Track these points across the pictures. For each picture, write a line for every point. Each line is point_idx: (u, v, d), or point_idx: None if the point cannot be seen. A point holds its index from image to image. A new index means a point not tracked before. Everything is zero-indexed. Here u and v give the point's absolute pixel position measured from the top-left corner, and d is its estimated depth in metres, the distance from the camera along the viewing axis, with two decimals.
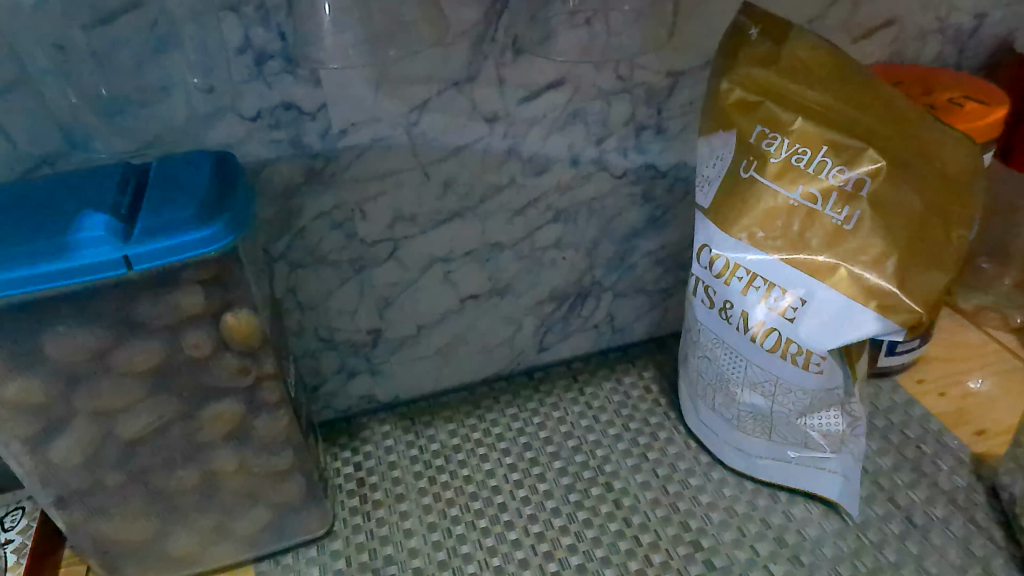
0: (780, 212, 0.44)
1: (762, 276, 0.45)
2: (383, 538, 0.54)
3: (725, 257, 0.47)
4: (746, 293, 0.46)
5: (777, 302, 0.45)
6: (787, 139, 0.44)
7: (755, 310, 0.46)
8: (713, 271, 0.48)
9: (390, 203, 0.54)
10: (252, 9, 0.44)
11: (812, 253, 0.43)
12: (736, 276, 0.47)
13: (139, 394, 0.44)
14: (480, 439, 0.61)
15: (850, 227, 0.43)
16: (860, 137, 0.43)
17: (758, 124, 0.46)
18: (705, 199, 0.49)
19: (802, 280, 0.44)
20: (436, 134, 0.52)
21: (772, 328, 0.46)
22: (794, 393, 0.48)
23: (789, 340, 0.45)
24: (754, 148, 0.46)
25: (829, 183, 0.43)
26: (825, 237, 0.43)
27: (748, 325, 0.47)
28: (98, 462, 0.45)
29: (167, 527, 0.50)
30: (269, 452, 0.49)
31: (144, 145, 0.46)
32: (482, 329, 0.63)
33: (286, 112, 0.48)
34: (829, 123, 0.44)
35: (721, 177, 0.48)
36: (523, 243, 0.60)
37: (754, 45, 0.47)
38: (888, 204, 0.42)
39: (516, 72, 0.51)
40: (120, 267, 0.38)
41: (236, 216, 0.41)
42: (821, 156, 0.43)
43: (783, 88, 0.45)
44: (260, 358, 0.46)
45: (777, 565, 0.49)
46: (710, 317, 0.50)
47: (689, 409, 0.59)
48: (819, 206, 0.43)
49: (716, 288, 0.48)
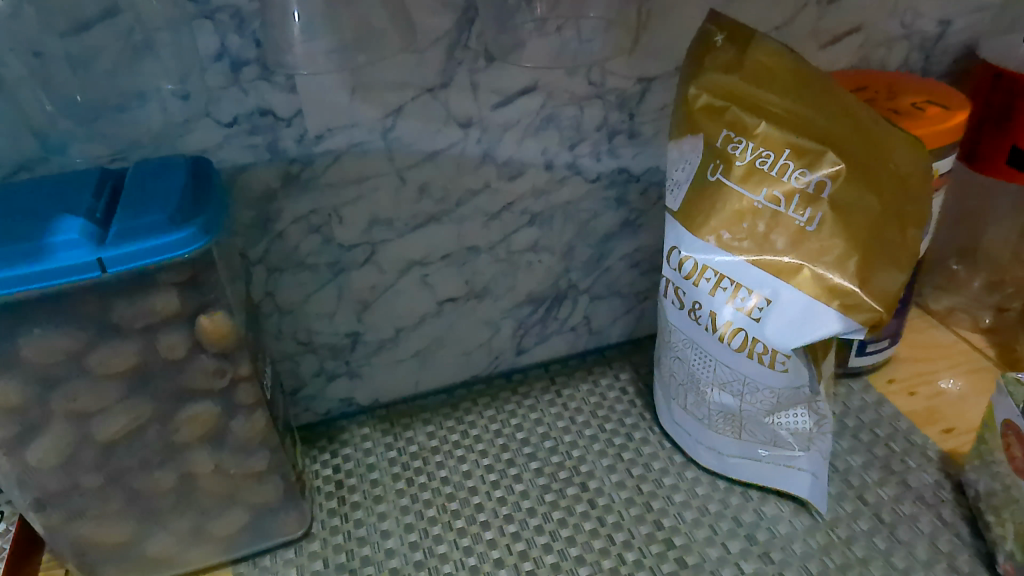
0: (746, 214, 0.45)
1: (729, 276, 0.46)
2: (361, 539, 0.54)
3: (693, 259, 0.48)
4: (714, 294, 0.47)
5: (743, 303, 0.46)
6: (752, 143, 0.46)
7: (722, 310, 0.47)
8: (682, 273, 0.49)
9: (366, 207, 0.55)
10: (228, 16, 0.45)
11: (777, 254, 0.44)
12: (705, 277, 0.48)
13: (116, 396, 0.44)
14: (458, 441, 0.62)
15: (812, 229, 0.44)
16: (820, 140, 0.44)
17: (724, 129, 0.47)
18: (675, 202, 0.50)
19: (767, 280, 0.45)
20: (411, 139, 0.53)
21: (739, 328, 0.47)
22: (761, 392, 0.49)
23: (755, 340, 0.46)
24: (720, 152, 0.47)
25: (791, 186, 0.44)
26: (790, 238, 0.44)
27: (717, 325, 0.48)
28: (75, 464, 0.45)
29: (145, 530, 0.50)
30: (245, 454, 0.49)
31: (122, 150, 0.47)
32: (460, 332, 0.64)
33: (262, 117, 0.49)
34: (791, 127, 0.45)
35: (689, 182, 0.49)
36: (500, 247, 0.60)
37: (719, 51, 0.48)
38: (849, 206, 0.43)
39: (489, 78, 0.52)
40: (95, 270, 0.39)
41: (212, 219, 0.42)
42: (784, 160, 0.44)
43: (747, 93, 0.47)
44: (236, 360, 0.46)
45: (748, 562, 0.50)
46: (680, 318, 0.51)
47: (664, 410, 0.59)
48: (782, 208, 0.44)
49: (685, 290, 0.49)
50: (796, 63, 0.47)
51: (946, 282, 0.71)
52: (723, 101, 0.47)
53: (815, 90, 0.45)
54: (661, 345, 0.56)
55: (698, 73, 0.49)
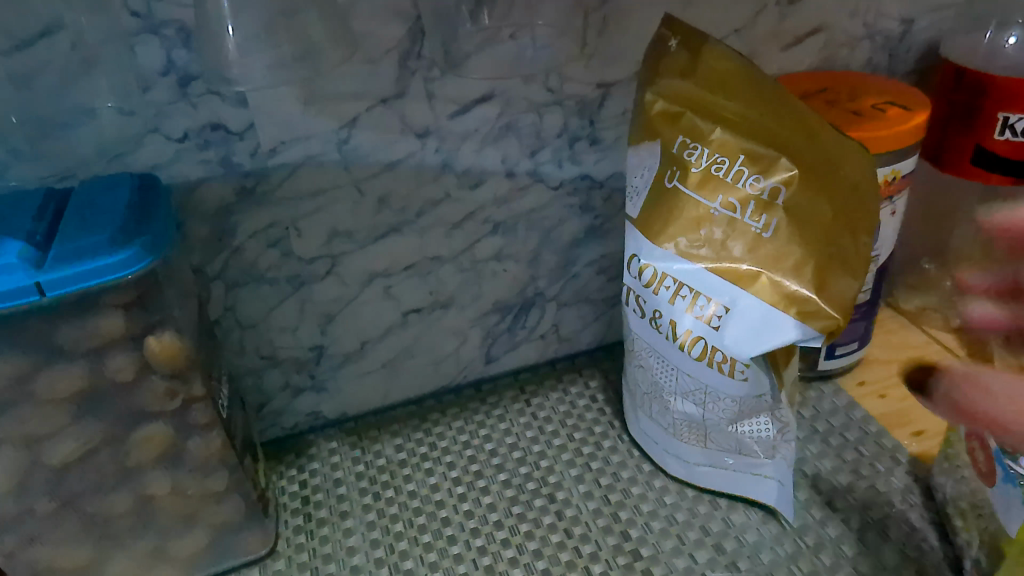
0: (702, 220, 0.45)
1: (688, 284, 0.46)
2: (326, 556, 0.53)
3: (653, 267, 0.47)
4: (673, 301, 0.47)
5: (702, 311, 0.45)
6: (707, 149, 0.45)
7: (682, 319, 0.47)
8: (642, 281, 0.48)
9: (325, 220, 0.54)
10: (173, 31, 0.44)
11: (734, 261, 0.44)
12: (664, 285, 0.47)
13: (65, 419, 0.43)
14: (426, 453, 0.61)
15: (768, 235, 0.43)
16: (773, 146, 0.43)
17: (680, 135, 0.46)
18: (635, 210, 0.49)
19: (724, 288, 0.44)
20: (368, 151, 0.52)
21: (699, 337, 0.46)
22: (723, 402, 0.48)
23: (715, 349, 0.46)
24: (676, 158, 0.46)
25: (746, 193, 0.44)
26: (746, 245, 0.44)
27: (676, 333, 0.47)
28: (25, 490, 0.44)
29: (104, 554, 0.49)
30: (203, 474, 0.49)
31: (70, 169, 0.46)
32: (427, 342, 0.63)
33: (213, 132, 0.48)
34: (744, 133, 0.44)
35: (648, 189, 0.48)
36: (464, 256, 0.60)
37: (674, 56, 0.48)
38: (803, 210, 0.42)
39: (445, 88, 0.52)
40: (34, 294, 0.38)
41: (156, 239, 0.41)
42: (739, 165, 0.44)
43: (700, 99, 0.46)
44: (188, 380, 0.46)
45: (715, 573, 0.49)
46: (641, 326, 0.50)
47: (632, 418, 0.59)
48: (737, 215, 0.44)
49: (645, 298, 0.49)
50: (747, 66, 0.46)
51: (918, 282, 0.70)
52: (679, 107, 0.46)
53: (767, 93, 0.44)
54: (627, 353, 0.56)
55: (654, 79, 0.48)
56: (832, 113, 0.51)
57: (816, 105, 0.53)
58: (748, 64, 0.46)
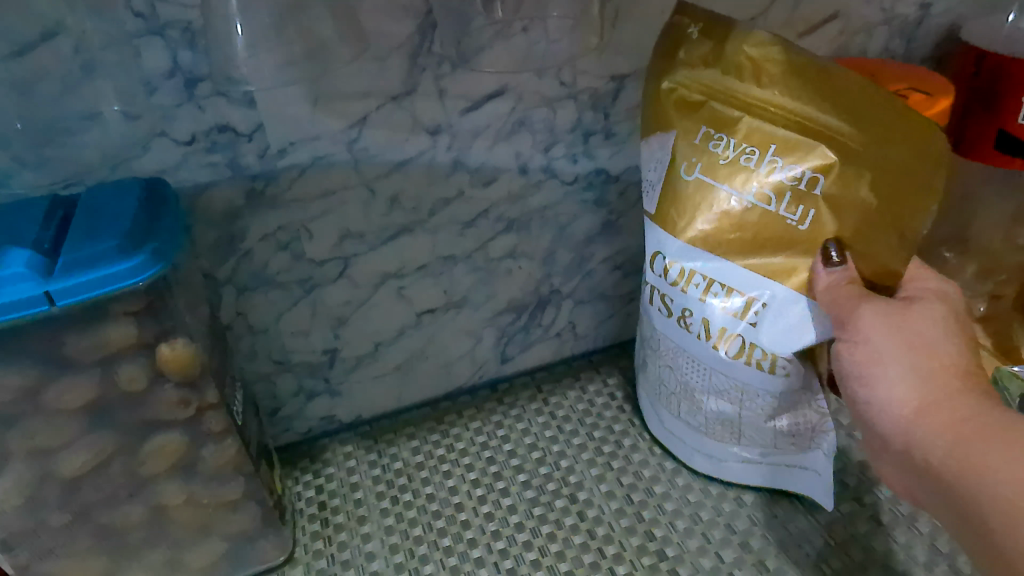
0: (734, 213, 0.44)
1: (719, 281, 0.45)
2: (345, 562, 0.53)
3: (679, 265, 0.46)
4: (704, 299, 0.46)
5: (735, 307, 0.45)
6: (733, 139, 0.44)
7: (714, 316, 0.46)
8: (668, 280, 0.48)
9: (336, 221, 0.53)
10: (178, 32, 0.43)
11: (768, 256, 0.44)
12: (693, 282, 0.46)
13: (77, 431, 0.42)
14: (444, 456, 0.60)
15: (805, 226, 0.42)
16: (808, 135, 0.42)
17: (703, 125, 0.45)
18: (653, 205, 0.48)
19: (758, 283, 0.44)
20: (378, 150, 0.51)
21: (735, 334, 0.46)
22: (761, 399, 0.48)
23: (753, 345, 0.45)
24: (700, 150, 0.45)
25: (780, 183, 0.42)
26: (783, 236, 0.43)
27: (709, 331, 0.47)
28: (37, 503, 0.44)
29: (118, 565, 0.48)
30: (218, 483, 0.48)
31: (74, 175, 0.45)
32: (441, 343, 0.62)
33: (221, 134, 0.47)
34: (773, 121, 0.43)
35: (660, 183, 0.47)
36: (477, 255, 0.59)
37: (693, 44, 0.46)
38: (842, 199, 0.41)
39: (456, 84, 0.50)
40: (43, 304, 0.37)
41: (165, 245, 0.40)
42: (770, 156, 0.43)
43: (720, 90, 0.45)
44: (201, 388, 0.45)
45: (742, 572, 0.48)
46: (669, 326, 0.49)
47: (655, 419, 0.58)
48: (769, 208, 0.43)
49: (673, 297, 0.48)
50: (758, 48, 0.43)
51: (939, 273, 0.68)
52: (701, 96, 0.46)
53: (803, 78, 0.42)
54: (649, 351, 0.55)
55: (670, 70, 0.47)
56: None
57: None
58: (759, 43, 0.43)
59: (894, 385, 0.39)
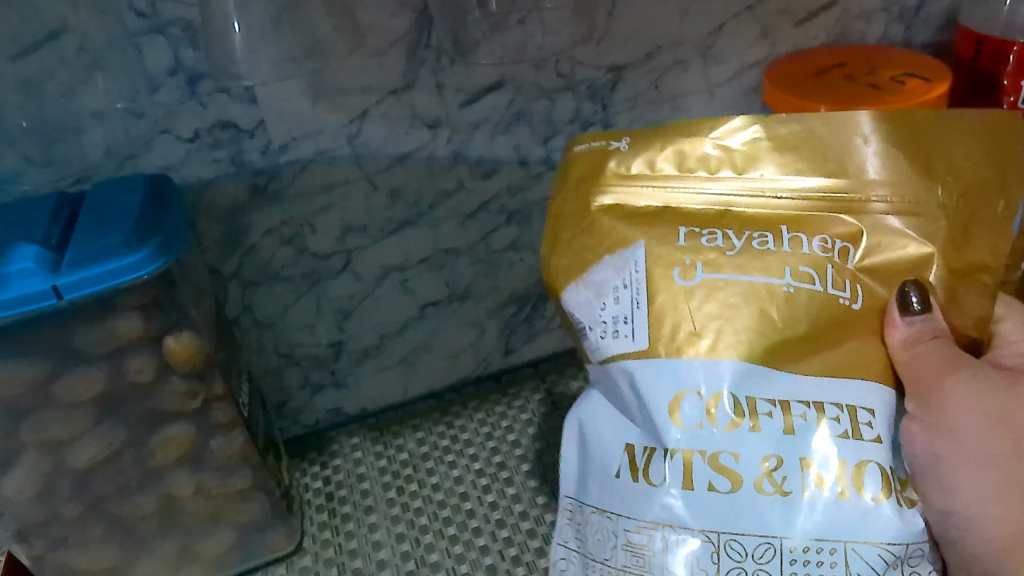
0: (777, 306, 0.35)
1: (796, 397, 0.34)
2: (352, 551, 0.53)
3: (727, 391, 0.34)
4: (791, 430, 0.33)
5: (839, 423, 0.34)
6: (731, 230, 0.38)
7: (816, 447, 0.33)
8: (711, 421, 0.34)
9: (338, 215, 0.54)
10: (180, 30, 0.44)
11: (825, 355, 0.35)
12: (758, 408, 0.34)
13: (87, 423, 0.43)
14: (448, 446, 0.61)
15: (857, 307, 0.36)
16: (835, 201, 0.38)
17: (679, 229, 0.38)
18: (640, 339, 0.36)
19: (853, 391, 0.35)
20: (379, 144, 0.52)
21: (864, 463, 0.33)
22: (923, 555, 0.33)
23: (891, 469, 0.33)
24: (691, 249, 0.37)
25: (817, 257, 0.37)
26: (833, 327, 0.36)
27: (816, 476, 0.33)
28: (50, 495, 0.44)
29: (131, 556, 0.49)
30: (225, 473, 0.49)
31: (83, 172, 0.46)
32: (445, 335, 0.63)
33: (223, 130, 0.48)
34: (769, 203, 0.38)
35: (642, 311, 0.37)
36: (479, 247, 0.59)
37: (622, 159, 0.40)
38: (886, 250, 0.37)
39: (454, 77, 0.51)
40: (51, 298, 0.38)
41: (169, 239, 0.41)
42: (788, 234, 0.37)
43: (674, 191, 0.40)
44: (208, 380, 0.46)
45: None
46: (732, 508, 0.33)
47: (557, 571, 0.39)
48: (806, 324, 0.35)
49: (726, 446, 0.33)
50: (715, 143, 0.40)
51: None
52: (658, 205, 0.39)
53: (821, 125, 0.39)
54: (582, 495, 0.37)
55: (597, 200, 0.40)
56: (850, 88, 0.52)
57: (836, 80, 0.53)
58: (698, 140, 0.40)
59: (976, 484, 0.35)
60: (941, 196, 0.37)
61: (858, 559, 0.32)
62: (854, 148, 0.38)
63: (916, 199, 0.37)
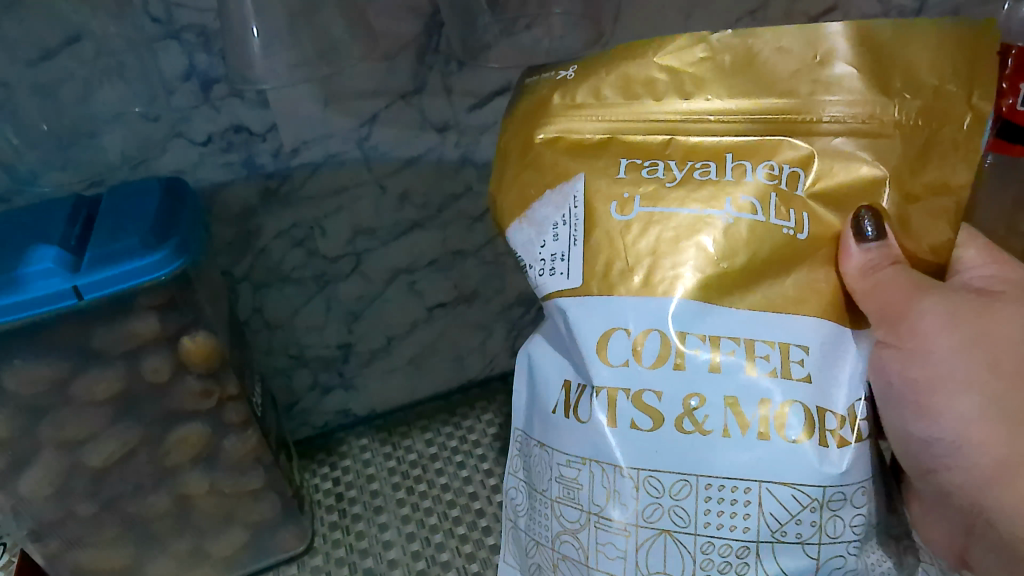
0: (714, 234, 0.34)
1: (728, 335, 0.34)
2: (363, 550, 0.54)
3: (660, 330, 0.34)
4: (719, 368, 0.33)
5: (769, 363, 0.33)
6: (670, 161, 0.36)
7: (740, 386, 0.33)
8: (641, 359, 0.34)
9: (348, 218, 0.54)
10: (194, 35, 0.45)
11: (773, 283, 0.35)
12: (688, 345, 0.33)
13: (103, 422, 0.44)
14: (456, 447, 0.62)
15: (804, 237, 0.35)
16: (781, 124, 0.36)
17: (621, 159, 0.37)
18: (574, 277, 0.36)
19: (792, 327, 0.34)
20: (389, 147, 0.53)
21: (792, 403, 0.33)
22: (836, 504, 0.34)
23: (821, 409, 0.34)
24: (631, 180, 0.36)
25: (760, 186, 0.35)
26: (779, 253, 0.34)
27: (736, 414, 0.33)
28: (67, 493, 0.45)
29: (144, 554, 0.49)
30: (239, 472, 0.49)
31: (97, 175, 0.47)
32: (453, 337, 0.64)
33: (236, 134, 0.49)
34: (711, 132, 0.37)
35: (578, 245, 0.36)
36: (486, 249, 0.60)
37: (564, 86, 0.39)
38: (836, 176, 0.35)
39: (462, 81, 0.52)
40: (71, 298, 0.39)
41: (186, 241, 0.42)
42: (730, 163, 0.36)
43: (617, 118, 0.38)
44: (222, 380, 0.46)
45: None
46: (651, 446, 0.34)
47: (510, 500, 0.42)
48: (744, 256, 0.34)
49: (650, 385, 0.34)
50: (661, 63, 0.37)
51: None
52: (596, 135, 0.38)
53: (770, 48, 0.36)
54: (526, 430, 0.40)
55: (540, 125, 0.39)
56: None
57: None
58: (643, 61, 0.38)
59: (956, 406, 0.36)
60: (897, 112, 0.35)
61: (772, 499, 0.33)
62: (801, 66, 0.36)
63: (870, 116, 0.35)
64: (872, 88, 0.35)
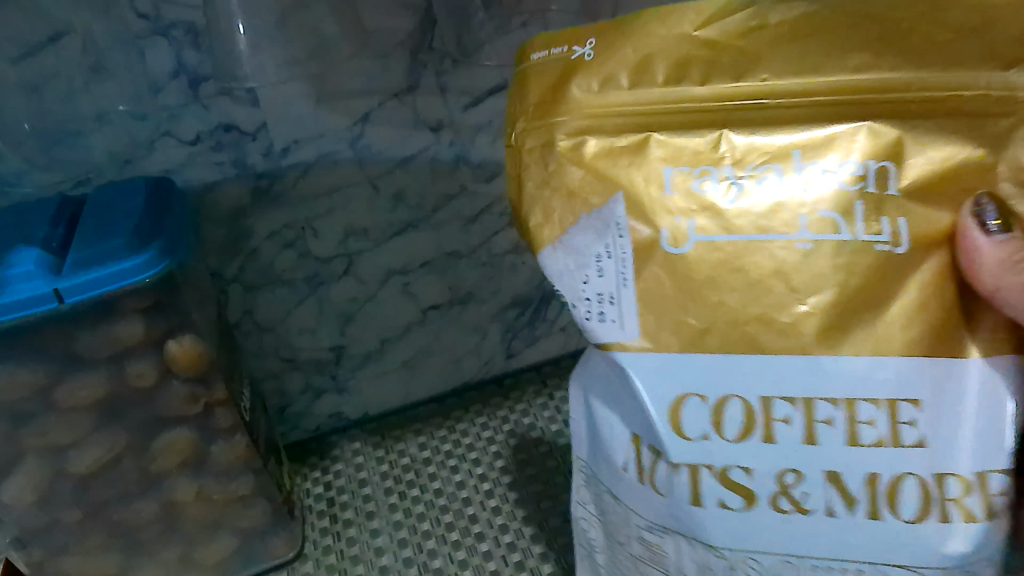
0: (778, 264, 0.29)
1: (801, 396, 0.30)
2: (354, 557, 0.53)
3: (718, 394, 0.31)
4: (816, 441, 0.30)
5: (863, 436, 0.29)
6: (726, 166, 0.30)
7: (813, 462, 0.30)
8: (694, 430, 0.32)
9: (340, 219, 0.53)
10: (182, 32, 0.44)
11: (862, 325, 0.29)
12: (745, 416, 0.31)
13: (88, 427, 0.43)
14: (450, 451, 0.60)
15: (903, 249, 0.28)
16: (868, 99, 0.28)
17: (662, 167, 0.30)
18: (629, 329, 0.32)
19: (868, 377, 0.29)
20: (382, 146, 0.52)
21: (872, 478, 0.30)
22: None
23: (920, 482, 0.29)
24: (683, 205, 0.30)
25: (846, 194, 0.28)
26: (865, 280, 0.28)
27: (811, 492, 0.30)
28: (51, 500, 0.44)
29: (131, 562, 0.48)
30: (227, 478, 0.48)
31: (84, 174, 0.46)
32: (448, 339, 0.63)
33: (226, 133, 0.47)
34: (785, 118, 0.29)
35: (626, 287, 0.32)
36: (481, 250, 0.59)
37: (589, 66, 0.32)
38: (926, 164, 0.27)
39: (458, 79, 0.51)
40: (53, 301, 0.38)
41: (172, 242, 0.41)
42: (807, 161, 0.28)
43: (657, 108, 0.31)
44: (210, 384, 0.45)
45: None
46: (743, 523, 0.32)
47: (580, 530, 0.41)
48: (833, 288, 0.28)
49: (705, 459, 0.32)
50: (702, 29, 0.30)
51: None
52: (637, 131, 0.31)
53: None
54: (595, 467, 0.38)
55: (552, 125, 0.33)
56: None
57: None
58: (676, 21, 0.30)
59: None
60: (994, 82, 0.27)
61: None
62: (892, 12, 0.27)
63: (963, 88, 0.27)
64: (937, 62, 0.27)
